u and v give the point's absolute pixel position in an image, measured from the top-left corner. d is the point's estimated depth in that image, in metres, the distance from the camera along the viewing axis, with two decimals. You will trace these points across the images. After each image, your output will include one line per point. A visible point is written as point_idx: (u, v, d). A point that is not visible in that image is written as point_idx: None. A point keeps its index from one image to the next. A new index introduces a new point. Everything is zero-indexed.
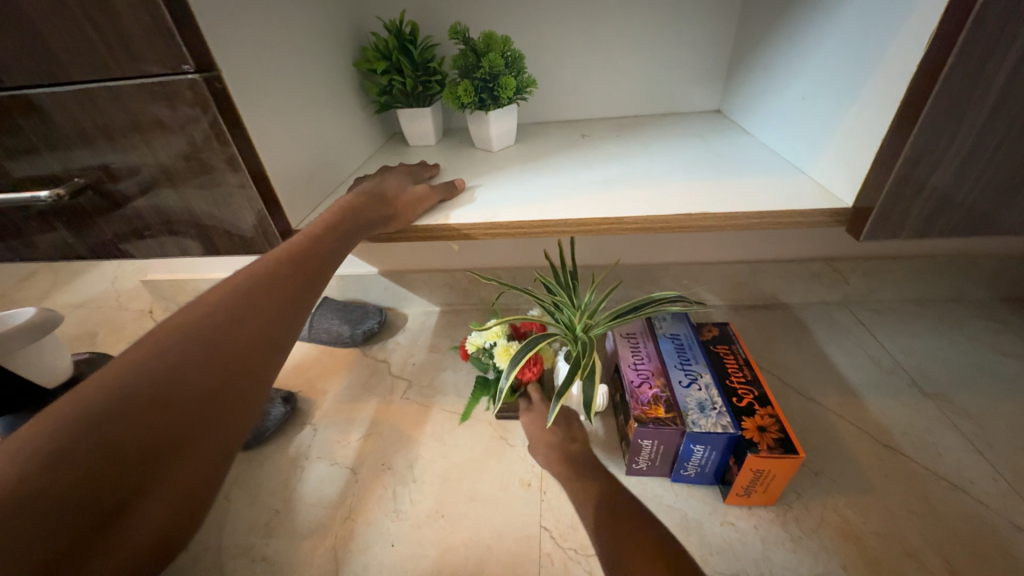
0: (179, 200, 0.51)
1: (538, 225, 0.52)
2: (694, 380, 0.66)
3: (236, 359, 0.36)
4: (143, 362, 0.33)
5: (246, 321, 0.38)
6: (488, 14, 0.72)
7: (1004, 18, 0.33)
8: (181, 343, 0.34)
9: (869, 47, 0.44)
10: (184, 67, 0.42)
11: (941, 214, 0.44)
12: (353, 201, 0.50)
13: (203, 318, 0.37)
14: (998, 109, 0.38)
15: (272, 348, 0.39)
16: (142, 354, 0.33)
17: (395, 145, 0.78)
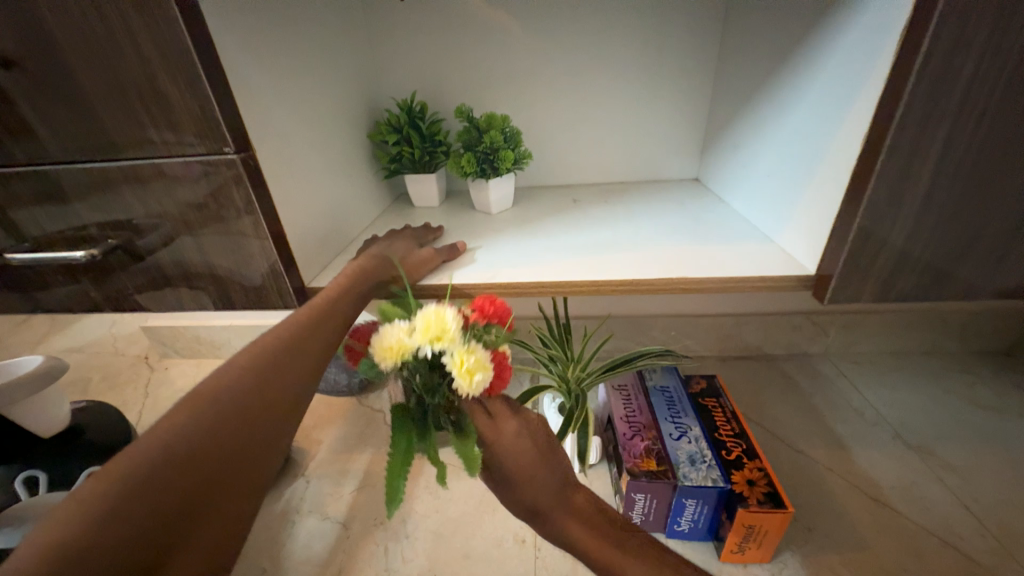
0: (201, 258, 0.54)
1: (532, 286, 0.56)
2: (685, 433, 0.68)
3: (265, 417, 0.39)
4: (187, 421, 0.35)
5: (273, 381, 0.41)
6: (489, 93, 0.81)
7: (920, 126, 0.39)
8: (219, 401, 0.37)
9: (819, 139, 0.51)
10: (226, 148, 0.46)
11: (895, 282, 0.47)
12: (363, 264, 0.55)
13: (235, 378, 0.39)
14: (929, 199, 0.42)
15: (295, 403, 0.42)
16: (185, 412, 0.35)
17: (400, 205, 0.84)
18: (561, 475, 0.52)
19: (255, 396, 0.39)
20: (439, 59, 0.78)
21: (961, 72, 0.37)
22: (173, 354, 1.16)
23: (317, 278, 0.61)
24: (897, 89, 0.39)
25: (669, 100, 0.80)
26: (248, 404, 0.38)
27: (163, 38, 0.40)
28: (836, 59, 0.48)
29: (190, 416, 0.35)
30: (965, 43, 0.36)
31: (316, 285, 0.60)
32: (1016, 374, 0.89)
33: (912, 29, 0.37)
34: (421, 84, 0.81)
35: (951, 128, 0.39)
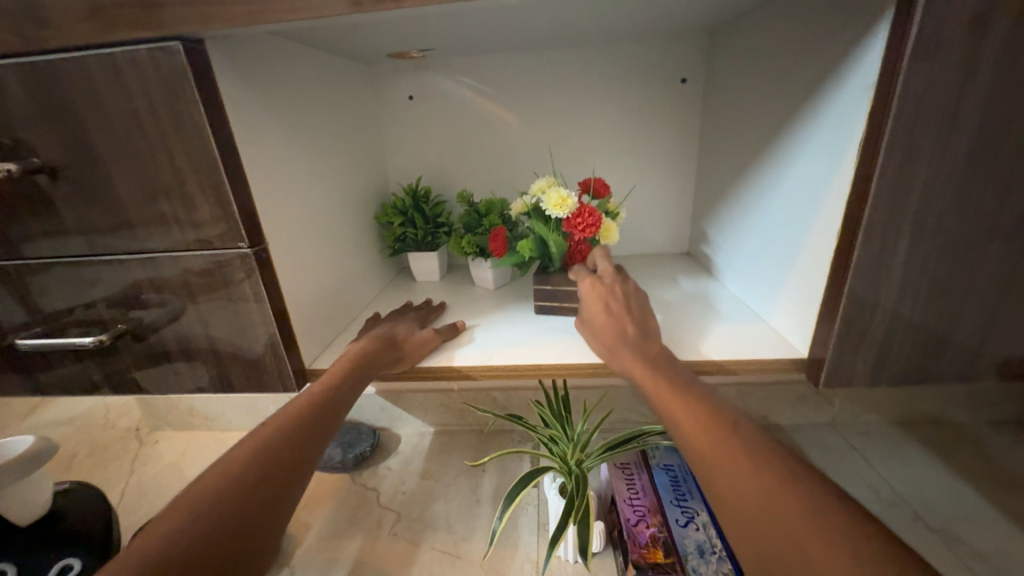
0: (207, 342, 0.55)
1: (529, 367, 0.57)
2: (692, 519, 0.65)
3: (254, 521, 0.38)
4: (176, 533, 0.34)
5: (267, 478, 0.40)
6: (489, 177, 0.87)
7: (887, 225, 0.42)
8: (208, 508, 0.36)
9: (798, 227, 0.55)
10: (240, 243, 0.49)
11: (885, 367, 0.48)
12: (367, 346, 0.56)
13: (230, 475, 0.39)
14: (906, 288, 0.44)
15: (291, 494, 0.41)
16: (171, 524, 0.35)
17: (403, 280, 0.87)
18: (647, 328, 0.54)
19: (249, 493, 0.38)
20: (443, 148, 0.85)
21: (915, 179, 0.40)
22: (164, 426, 1.13)
23: (318, 357, 0.62)
24: (860, 192, 0.42)
25: (658, 182, 0.85)
26: (242, 501, 0.38)
27: (194, 151, 0.44)
28: (804, 159, 0.53)
29: (179, 524, 0.35)
30: (914, 155, 0.39)
31: (316, 366, 0.60)
32: None
33: (867, 142, 0.42)
34: (426, 170, 0.87)
35: (916, 225, 0.42)
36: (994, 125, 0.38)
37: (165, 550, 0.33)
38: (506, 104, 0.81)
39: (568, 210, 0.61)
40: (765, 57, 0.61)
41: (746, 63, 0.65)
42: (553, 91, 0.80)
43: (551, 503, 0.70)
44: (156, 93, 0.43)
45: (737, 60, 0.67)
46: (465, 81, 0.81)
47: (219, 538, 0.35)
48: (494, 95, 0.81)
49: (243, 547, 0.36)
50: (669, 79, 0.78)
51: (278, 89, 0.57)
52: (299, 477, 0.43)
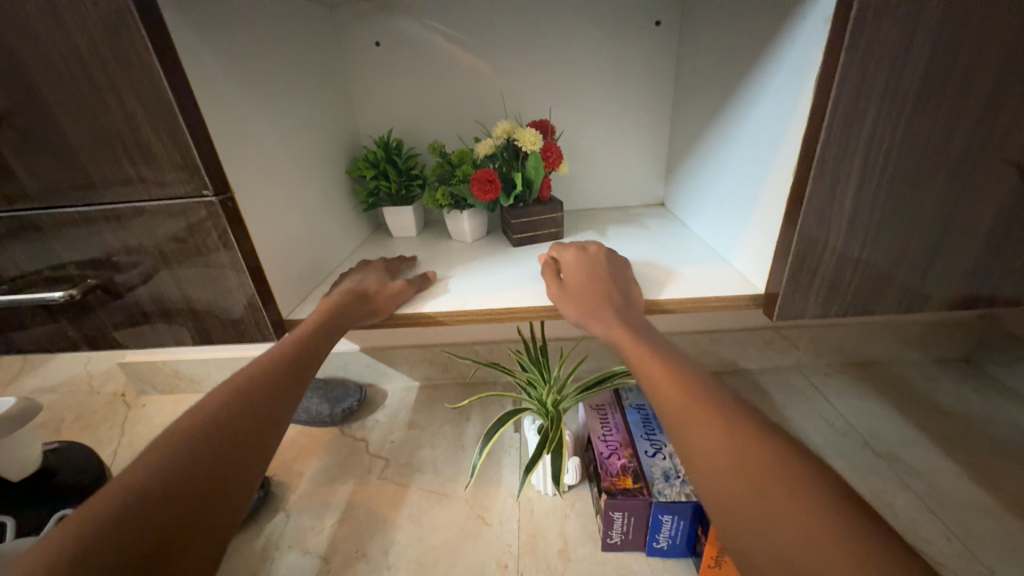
0: (181, 295, 0.55)
1: (504, 312, 0.59)
2: (659, 450, 0.70)
3: (238, 445, 0.40)
4: (163, 457, 0.36)
5: (246, 411, 0.43)
6: (463, 128, 0.85)
7: (838, 161, 0.43)
8: (193, 435, 0.39)
9: (759, 168, 0.56)
10: (205, 192, 0.48)
11: (834, 299, 0.51)
12: (339, 297, 0.57)
13: (205, 419, 0.40)
14: (855, 221, 0.46)
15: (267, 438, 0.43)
16: (158, 451, 0.37)
17: (379, 236, 0.87)
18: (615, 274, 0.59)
19: (224, 435, 0.40)
20: (414, 98, 0.83)
21: (865, 115, 0.41)
22: (151, 390, 1.14)
23: (295, 309, 0.63)
24: (815, 129, 0.43)
25: (633, 132, 0.85)
26: (222, 437, 0.40)
27: (146, 94, 0.43)
28: (767, 99, 0.53)
29: (157, 459, 0.36)
30: (867, 89, 0.40)
31: (294, 317, 0.61)
32: (975, 380, 0.93)
33: (823, 77, 0.42)
34: (398, 122, 0.85)
35: (866, 160, 0.43)
36: (941, 58, 0.39)
37: (143, 484, 0.34)
38: (476, 49, 0.79)
39: (540, 145, 0.68)
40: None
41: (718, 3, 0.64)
42: (524, 36, 0.78)
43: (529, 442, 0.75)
44: (98, 30, 0.40)
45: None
46: (433, 25, 0.77)
47: (198, 473, 0.37)
48: (464, 40, 0.78)
49: (221, 483, 0.38)
50: (643, 21, 0.76)
51: (231, 29, 0.54)
52: (274, 418, 0.45)
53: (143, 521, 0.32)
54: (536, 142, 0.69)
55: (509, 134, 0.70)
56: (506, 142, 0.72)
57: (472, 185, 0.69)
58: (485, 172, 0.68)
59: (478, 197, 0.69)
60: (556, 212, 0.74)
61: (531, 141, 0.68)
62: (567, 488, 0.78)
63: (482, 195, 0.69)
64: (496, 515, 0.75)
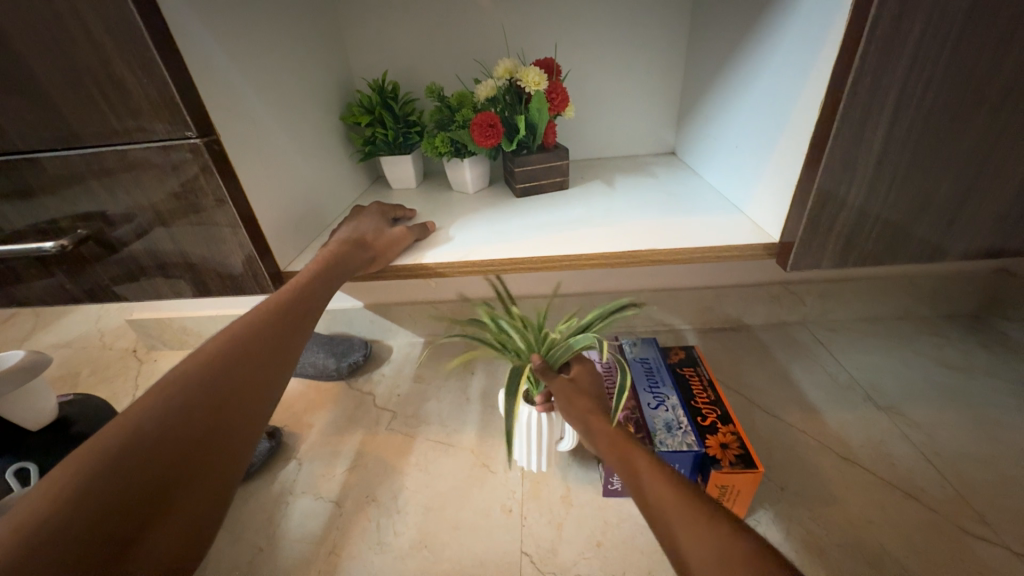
0: (176, 248, 0.54)
1: (507, 263, 0.57)
2: (662, 402, 0.70)
3: (247, 381, 0.42)
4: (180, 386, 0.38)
5: (257, 349, 0.44)
6: (462, 70, 0.80)
7: (872, 92, 0.40)
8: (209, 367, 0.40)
9: (781, 106, 0.52)
10: (187, 133, 0.45)
11: (852, 247, 0.49)
12: (336, 249, 0.55)
13: (220, 351, 0.42)
14: (883, 161, 0.43)
15: (262, 390, 0.43)
16: (179, 376, 0.38)
17: (378, 189, 0.84)
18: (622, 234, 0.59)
19: (225, 382, 0.40)
20: (409, 36, 0.77)
21: (907, 37, 0.37)
22: (161, 346, 1.16)
23: (294, 261, 0.61)
24: (848, 56, 0.39)
25: (645, 73, 0.79)
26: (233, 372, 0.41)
27: (114, 21, 0.39)
28: (794, 26, 0.48)
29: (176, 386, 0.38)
30: (912, 6, 0.36)
31: (293, 269, 0.60)
32: (984, 335, 0.91)
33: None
34: (393, 63, 0.79)
35: (901, 91, 0.40)
36: None
37: (134, 429, 0.34)
38: None
39: (545, 86, 0.64)
40: None
41: None
42: None
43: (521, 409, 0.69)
44: None
45: None
46: None
47: (190, 422, 0.36)
48: None
49: (215, 432, 0.38)
50: None
51: None
52: (283, 357, 0.46)
53: (134, 467, 0.32)
54: (540, 82, 0.64)
55: (512, 74, 0.65)
56: (507, 84, 0.67)
57: (473, 130, 0.65)
58: (485, 117, 0.64)
59: (478, 143, 0.66)
60: (562, 159, 0.70)
61: (535, 81, 0.63)
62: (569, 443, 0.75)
63: (484, 140, 0.65)
64: (501, 463, 0.77)
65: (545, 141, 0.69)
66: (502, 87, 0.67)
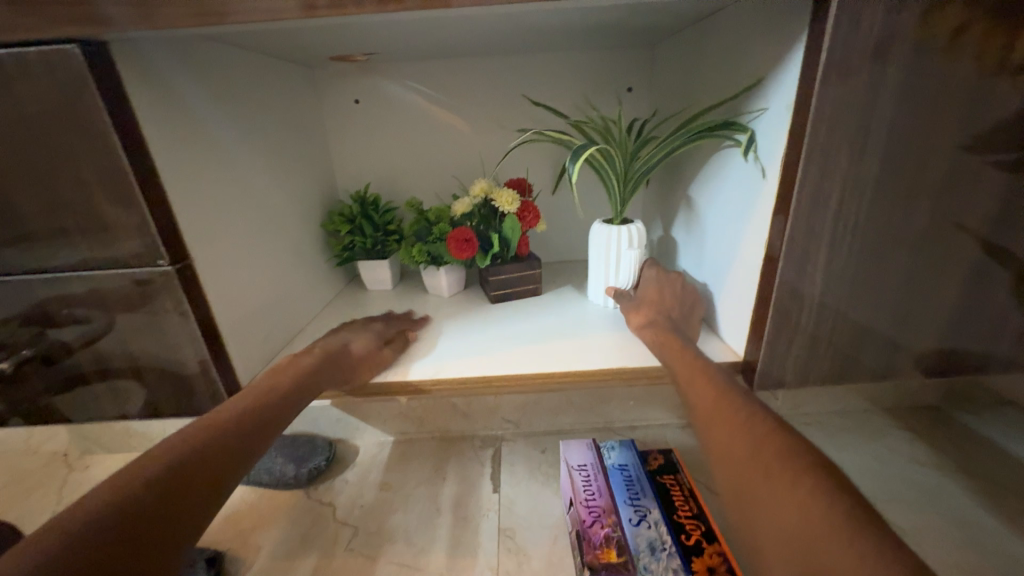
0: (129, 367, 0.50)
1: (479, 379, 0.57)
2: (644, 518, 0.67)
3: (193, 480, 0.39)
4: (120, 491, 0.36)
5: (214, 445, 0.42)
6: (442, 182, 0.85)
7: (805, 237, 0.44)
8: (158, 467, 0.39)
9: (733, 234, 0.57)
10: (160, 260, 0.45)
11: (811, 368, 0.50)
12: (325, 360, 0.56)
13: (173, 450, 0.41)
14: (826, 293, 0.46)
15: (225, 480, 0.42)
16: (123, 479, 0.37)
17: (354, 289, 0.85)
18: (595, 354, 0.60)
19: (169, 482, 0.38)
20: (393, 153, 0.83)
21: (830, 193, 0.43)
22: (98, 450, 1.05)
23: (257, 375, 0.58)
24: (783, 207, 0.44)
25: None
26: (179, 471, 0.39)
27: (102, 163, 0.40)
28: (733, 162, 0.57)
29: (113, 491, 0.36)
30: (828, 173, 0.42)
31: (254, 386, 0.56)
32: None
33: (789, 159, 0.43)
34: (377, 175, 0.85)
35: (831, 237, 0.44)
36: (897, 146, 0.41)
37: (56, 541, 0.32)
38: (456, 108, 0.80)
39: (517, 205, 0.70)
40: (705, 71, 0.63)
41: (687, 77, 0.67)
42: (503, 96, 0.80)
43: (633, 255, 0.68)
44: (54, 102, 0.38)
45: (680, 72, 0.70)
46: (414, 85, 0.79)
47: (118, 530, 0.34)
48: (443, 101, 0.80)
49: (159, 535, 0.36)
50: (616, 88, 0.80)
51: (209, 93, 0.54)
52: (244, 453, 0.44)
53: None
54: (513, 202, 0.70)
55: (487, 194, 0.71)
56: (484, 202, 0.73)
57: (449, 244, 0.69)
58: (460, 233, 0.69)
59: (455, 254, 0.69)
60: (534, 267, 0.74)
61: (508, 201, 0.70)
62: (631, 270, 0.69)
63: (460, 253, 0.69)
64: None
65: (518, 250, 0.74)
66: (477, 203, 0.72)
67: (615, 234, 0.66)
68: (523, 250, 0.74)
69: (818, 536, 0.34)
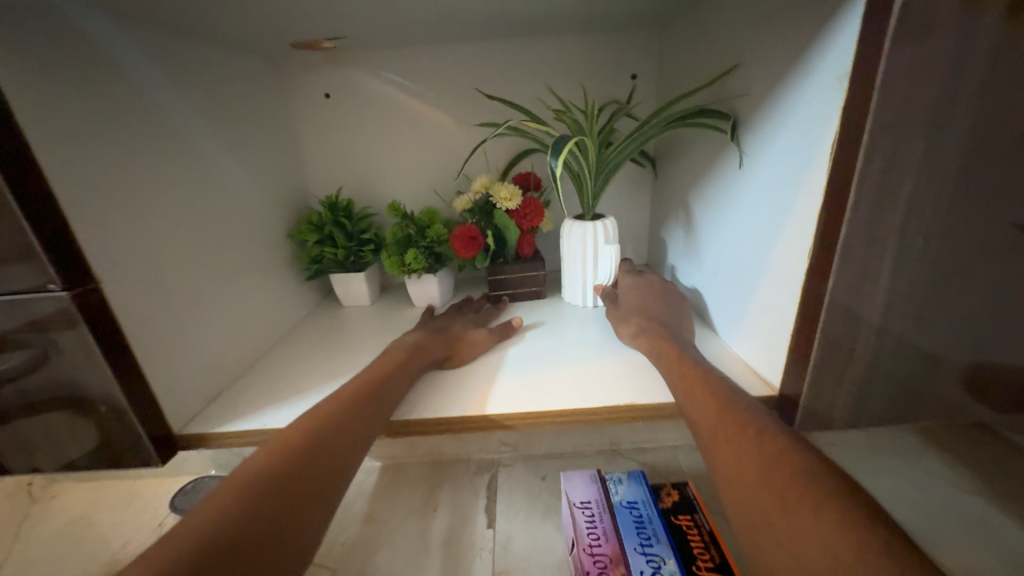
0: (30, 414, 0.40)
1: (459, 419, 0.48)
2: (658, 569, 0.58)
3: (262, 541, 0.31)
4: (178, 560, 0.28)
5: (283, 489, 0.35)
6: (425, 185, 0.77)
7: (867, 244, 0.34)
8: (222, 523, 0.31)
9: (759, 236, 0.46)
10: (49, 285, 0.35)
11: (867, 405, 0.40)
12: (387, 374, 0.49)
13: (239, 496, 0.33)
14: (889, 314, 0.36)
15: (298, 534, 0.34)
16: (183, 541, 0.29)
17: (329, 306, 0.76)
18: (598, 384, 0.51)
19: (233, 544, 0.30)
20: (369, 152, 0.74)
21: (899, 187, 0.32)
22: None
23: (197, 418, 0.48)
24: (835, 205, 0.34)
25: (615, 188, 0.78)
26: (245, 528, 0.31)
27: None
28: (758, 151, 0.45)
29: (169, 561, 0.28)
30: (900, 159, 0.31)
31: (189, 432, 0.46)
32: None
33: (841, 145, 0.34)
34: (352, 178, 0.76)
35: (899, 244, 0.34)
36: (988, 123, 0.31)
37: None
38: (439, 102, 0.72)
39: (517, 202, 0.65)
40: (713, 49, 0.53)
41: (694, 58, 0.58)
42: (490, 87, 0.71)
43: (607, 254, 0.64)
44: None
45: (687, 53, 0.60)
46: (392, 77, 0.71)
47: None
48: (422, 94, 0.71)
49: None
50: (617, 75, 0.70)
51: (129, 81, 0.45)
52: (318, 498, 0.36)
53: None
54: (512, 198, 0.65)
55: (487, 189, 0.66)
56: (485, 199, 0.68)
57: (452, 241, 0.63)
58: (466, 229, 0.63)
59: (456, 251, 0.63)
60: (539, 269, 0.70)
61: (507, 197, 0.65)
62: (608, 268, 0.65)
63: (463, 250, 0.63)
64: None
65: (521, 250, 0.68)
66: (479, 199, 0.67)
67: (586, 231, 0.63)
68: (525, 250, 0.68)
69: (845, 561, 0.27)
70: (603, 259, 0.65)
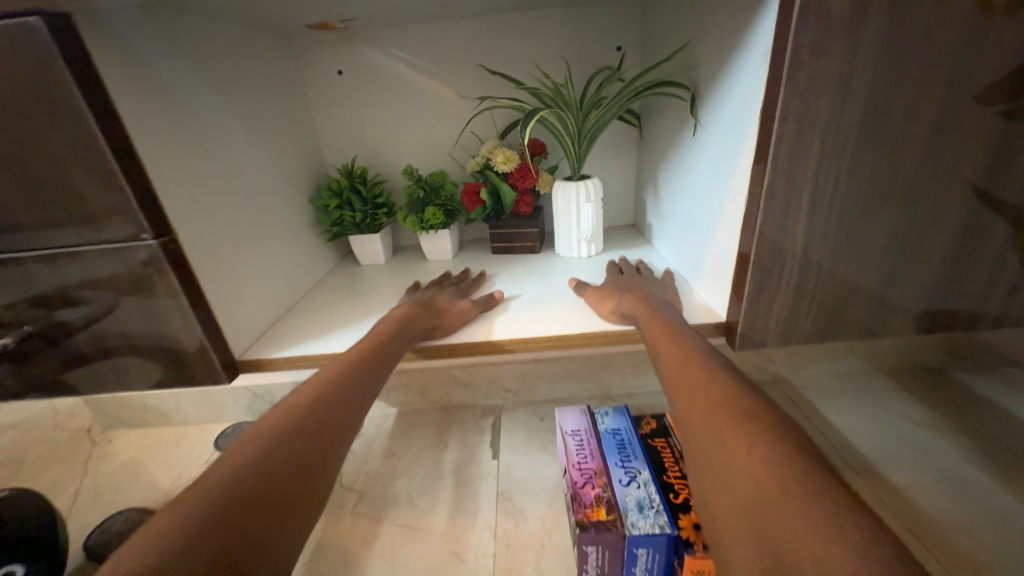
0: (124, 341, 0.50)
1: (468, 346, 0.58)
2: (634, 478, 0.69)
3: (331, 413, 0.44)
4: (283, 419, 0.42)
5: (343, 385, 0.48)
6: (430, 155, 0.84)
7: (788, 191, 0.42)
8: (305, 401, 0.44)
9: (712, 192, 0.54)
10: (143, 235, 0.45)
11: (795, 328, 0.49)
12: (409, 311, 0.60)
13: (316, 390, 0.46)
14: (808, 251, 0.45)
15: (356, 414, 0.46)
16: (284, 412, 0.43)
17: (347, 265, 0.85)
18: (582, 320, 0.60)
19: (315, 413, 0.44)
20: (378, 125, 0.82)
21: (811, 146, 0.40)
22: None
23: (249, 348, 0.58)
24: (763, 160, 0.42)
25: (603, 155, 0.85)
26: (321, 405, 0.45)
27: (71, 134, 0.40)
28: (712, 115, 0.53)
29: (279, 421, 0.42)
30: (810, 122, 0.39)
31: (247, 357, 0.56)
32: None
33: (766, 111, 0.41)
34: (364, 150, 0.84)
35: (813, 193, 0.42)
36: (882, 91, 0.38)
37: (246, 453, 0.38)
38: (441, 77, 0.78)
39: (513, 165, 0.72)
40: (684, 25, 0.60)
41: (669, 33, 0.64)
42: (487, 62, 0.77)
43: (589, 210, 0.73)
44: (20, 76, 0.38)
45: (663, 28, 0.67)
46: (399, 54, 0.77)
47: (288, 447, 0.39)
48: (426, 70, 0.78)
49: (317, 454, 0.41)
50: (603, 48, 0.76)
51: (178, 65, 0.53)
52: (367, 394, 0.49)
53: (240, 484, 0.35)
54: (509, 161, 0.72)
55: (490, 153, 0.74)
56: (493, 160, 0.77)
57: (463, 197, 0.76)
58: (472, 186, 0.75)
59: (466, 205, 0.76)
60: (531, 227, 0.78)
61: (504, 160, 0.72)
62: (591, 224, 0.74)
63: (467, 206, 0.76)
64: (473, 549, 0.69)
65: (519, 209, 0.77)
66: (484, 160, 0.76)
67: (572, 189, 0.70)
68: (522, 209, 0.77)
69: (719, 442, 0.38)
70: (585, 215, 0.73)
